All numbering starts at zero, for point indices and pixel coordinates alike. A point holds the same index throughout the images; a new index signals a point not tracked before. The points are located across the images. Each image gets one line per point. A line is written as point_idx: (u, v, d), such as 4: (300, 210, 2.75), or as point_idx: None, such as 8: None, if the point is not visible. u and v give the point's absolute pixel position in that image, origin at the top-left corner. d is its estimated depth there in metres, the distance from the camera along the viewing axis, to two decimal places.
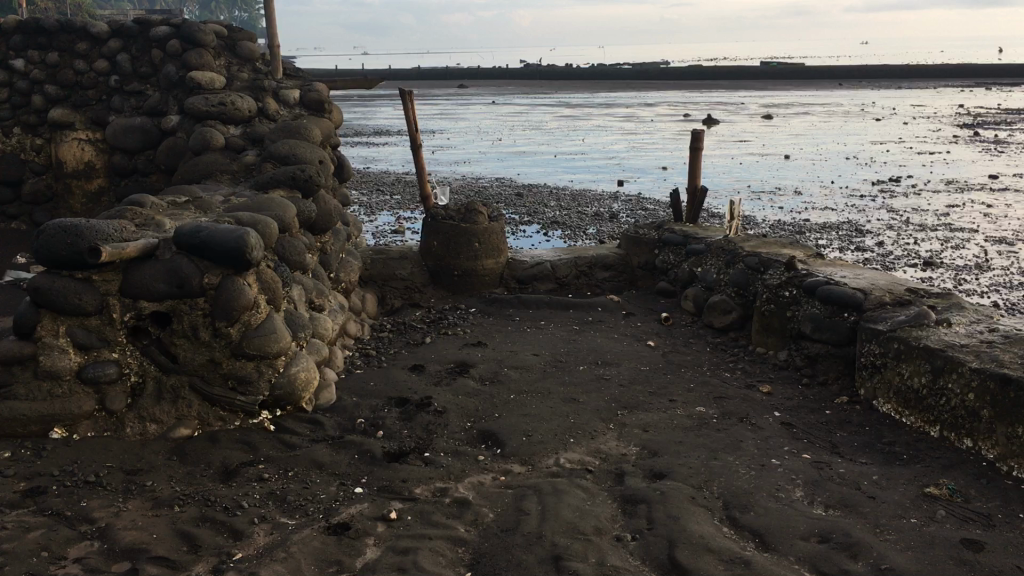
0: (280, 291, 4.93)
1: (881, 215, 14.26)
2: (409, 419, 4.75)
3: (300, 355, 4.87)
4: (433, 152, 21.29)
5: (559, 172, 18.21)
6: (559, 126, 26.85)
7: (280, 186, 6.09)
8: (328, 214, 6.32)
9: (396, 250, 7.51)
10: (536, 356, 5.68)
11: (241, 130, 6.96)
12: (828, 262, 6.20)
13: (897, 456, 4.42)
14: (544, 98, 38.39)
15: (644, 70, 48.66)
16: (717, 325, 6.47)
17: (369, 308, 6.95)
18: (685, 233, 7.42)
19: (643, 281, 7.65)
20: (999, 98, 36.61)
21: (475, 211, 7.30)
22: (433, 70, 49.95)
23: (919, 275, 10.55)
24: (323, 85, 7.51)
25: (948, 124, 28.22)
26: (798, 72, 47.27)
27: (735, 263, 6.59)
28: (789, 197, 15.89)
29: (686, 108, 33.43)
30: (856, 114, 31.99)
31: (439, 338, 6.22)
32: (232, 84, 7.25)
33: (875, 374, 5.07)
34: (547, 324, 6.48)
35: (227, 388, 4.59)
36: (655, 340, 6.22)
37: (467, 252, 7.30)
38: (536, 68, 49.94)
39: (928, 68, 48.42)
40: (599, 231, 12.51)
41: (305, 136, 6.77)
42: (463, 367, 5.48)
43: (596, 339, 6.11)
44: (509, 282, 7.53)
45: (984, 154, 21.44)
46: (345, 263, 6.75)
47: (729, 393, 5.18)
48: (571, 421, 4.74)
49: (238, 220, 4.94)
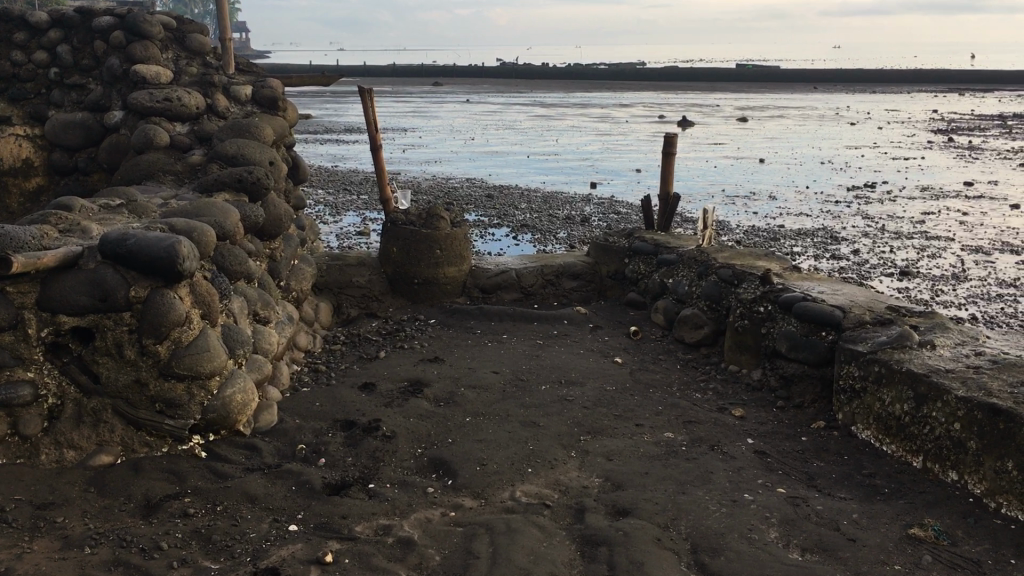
0: (217, 305, 4.53)
1: (856, 222, 14.05)
2: (355, 445, 4.39)
3: (236, 375, 4.49)
4: (404, 151, 20.90)
5: (530, 173, 17.90)
6: (532, 126, 26.52)
7: (226, 188, 5.69)
8: (277, 219, 5.94)
9: (353, 256, 7.14)
10: (496, 374, 5.34)
11: (189, 127, 6.58)
12: (805, 276, 5.91)
13: (878, 490, 4.11)
14: (518, 97, 38.05)
15: (621, 70, 48.49)
16: (688, 341, 6.16)
17: (322, 318, 6.58)
18: (656, 242, 7.11)
19: (612, 291, 7.33)
20: (971, 105, 36.74)
21: (437, 217, 6.93)
22: (407, 67, 49.51)
23: (896, 285, 10.31)
24: (278, 81, 7.14)
25: (922, 130, 28.16)
26: (773, 76, 47.23)
27: (708, 275, 6.28)
28: (763, 202, 15.66)
29: (661, 110, 33.20)
30: (832, 117, 31.93)
31: (394, 352, 5.86)
32: (179, 79, 6.85)
33: (854, 399, 4.76)
34: (510, 338, 6.14)
35: (155, 411, 4.21)
36: (623, 357, 5.90)
37: (428, 259, 6.93)
38: (511, 67, 49.58)
39: (902, 73, 48.59)
40: (570, 235, 12.21)
41: (256, 135, 6.38)
42: (418, 386, 5.13)
43: (560, 355, 5.78)
44: (472, 291, 7.18)
45: (958, 161, 21.33)
46: (297, 270, 6.38)
47: (700, 417, 4.86)
48: (530, 448, 4.40)
49: (171, 227, 4.53)
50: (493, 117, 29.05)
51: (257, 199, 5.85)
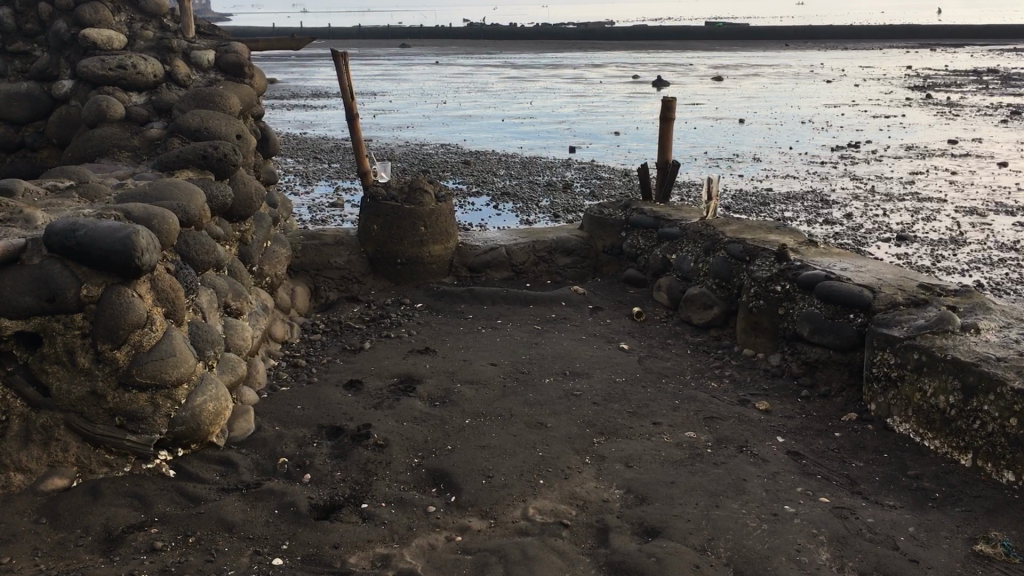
0: (182, 301, 4.01)
1: (845, 184, 13.67)
2: (343, 457, 3.91)
3: (207, 380, 3.97)
4: (375, 115, 20.24)
5: (507, 137, 17.33)
6: (505, 88, 25.86)
7: (190, 166, 5.15)
8: (246, 199, 5.41)
9: (330, 234, 6.62)
10: (494, 367, 4.87)
11: (146, 97, 6.00)
12: (823, 252, 5.47)
13: (929, 496, 3.70)
14: (488, 58, 37.27)
15: (591, 30, 47.60)
16: (697, 322, 5.73)
17: (299, 304, 6.09)
18: (656, 214, 6.64)
19: (608, 266, 6.87)
20: (946, 60, 36.45)
21: (421, 190, 6.40)
22: (373, 29, 48.34)
23: (894, 251, 9.94)
24: (244, 45, 6.54)
25: (900, 86, 27.80)
26: (746, 34, 46.66)
27: (716, 251, 5.83)
28: (748, 164, 15.24)
29: (635, 69, 32.52)
30: (808, 75, 31.46)
31: (379, 342, 5.37)
32: (133, 43, 6.23)
33: (890, 389, 4.35)
34: (505, 323, 5.67)
35: (114, 426, 3.69)
36: (628, 342, 5.45)
37: (412, 237, 6.42)
38: (481, 26, 48.63)
39: (874, 29, 48.16)
40: (553, 203, 11.71)
41: (221, 105, 5.82)
42: (409, 383, 4.65)
43: (561, 342, 5.31)
44: (459, 270, 6.69)
45: (939, 118, 20.98)
46: (271, 253, 5.86)
47: (722, 411, 4.43)
48: (539, 455, 3.95)
49: (127, 213, 3.99)
50: (465, 79, 28.35)
51: (225, 177, 5.30)
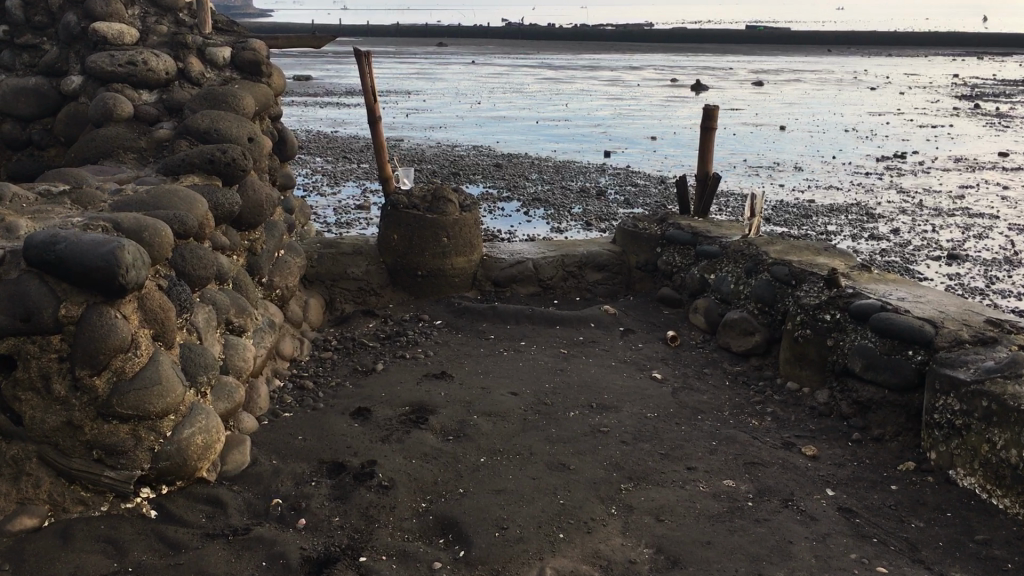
0: (173, 322, 3.66)
1: (891, 196, 13.14)
2: (344, 499, 3.54)
3: (198, 411, 3.62)
4: (407, 115, 19.93)
5: (540, 140, 16.94)
6: (540, 89, 25.45)
7: (196, 171, 4.82)
8: (255, 206, 5.07)
9: (348, 242, 6.27)
10: (515, 397, 4.49)
11: (157, 95, 5.67)
12: (877, 278, 5.03)
13: (1001, 567, 3.27)
14: (524, 59, 36.85)
15: (628, 31, 47.04)
16: (736, 349, 5.31)
17: (312, 318, 5.74)
18: (694, 229, 6.21)
19: (642, 284, 6.46)
20: (993, 69, 35.52)
21: (444, 199, 6.04)
22: (410, 27, 48.14)
23: (945, 270, 9.44)
24: (262, 42, 6.20)
25: (946, 95, 27.04)
26: (788, 38, 45.87)
27: (760, 273, 5.41)
28: (789, 173, 14.73)
29: (674, 72, 31.97)
30: (850, 82, 30.77)
31: (393, 363, 5.01)
32: (146, 38, 5.91)
33: (953, 438, 3.91)
34: (528, 345, 5.28)
35: (91, 460, 3.35)
36: (662, 371, 5.03)
37: (433, 249, 6.05)
38: (519, 26, 48.25)
39: (918, 36, 47.14)
40: (585, 210, 11.30)
41: (234, 106, 5.47)
42: (422, 413, 4.27)
43: (589, 370, 4.91)
44: (483, 284, 6.32)
45: (988, 129, 20.28)
46: (283, 264, 5.51)
47: (765, 457, 4.01)
48: (560, 503, 3.56)
49: (116, 224, 3.64)
50: (500, 80, 27.97)
51: (233, 183, 4.97)
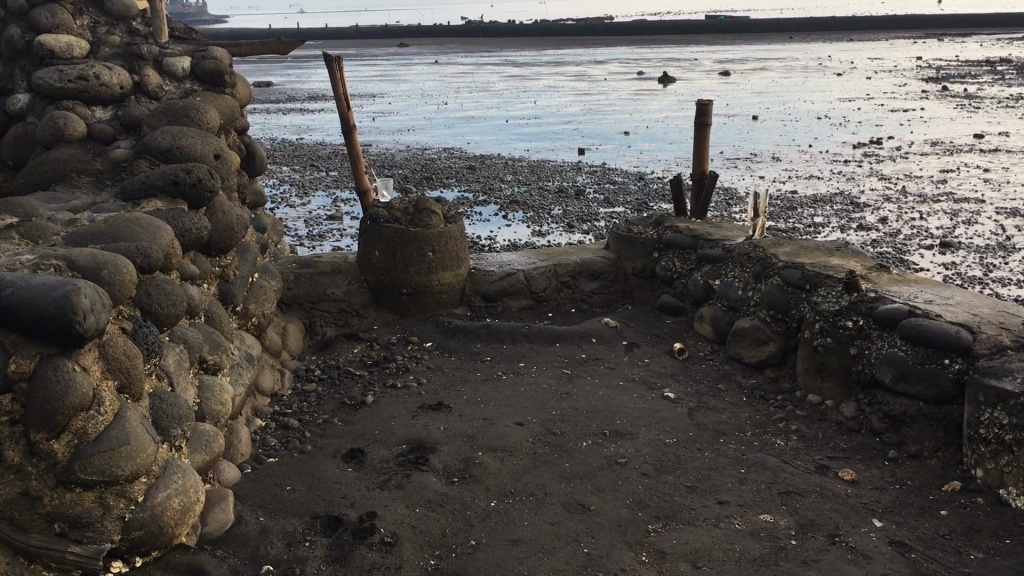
0: (140, 370, 3.26)
1: (873, 184, 12.91)
2: (343, 561, 3.16)
3: (172, 470, 3.22)
4: (374, 118, 19.48)
5: (512, 139, 16.56)
6: (507, 87, 25.05)
7: (159, 195, 4.40)
8: (225, 229, 4.66)
9: (326, 261, 5.88)
10: (521, 428, 4.11)
11: (112, 111, 5.23)
12: (898, 279, 4.71)
13: None
14: (487, 56, 36.38)
15: (590, 25, 46.72)
16: (749, 361, 4.97)
17: (291, 345, 5.35)
18: (693, 232, 5.87)
19: (640, 291, 6.12)
20: (956, 50, 35.60)
21: (428, 211, 5.65)
22: (370, 29, 47.52)
23: (939, 259, 9.19)
24: (224, 50, 5.77)
25: (913, 78, 26.95)
26: (750, 26, 45.78)
27: (769, 278, 5.08)
28: (767, 164, 14.48)
29: (640, 65, 31.70)
30: (816, 69, 30.69)
31: (383, 394, 4.62)
32: (98, 50, 5.47)
33: (1002, 455, 3.58)
34: (528, 366, 4.91)
35: (53, 534, 2.92)
36: (674, 390, 4.68)
37: (418, 264, 5.66)
38: (480, 24, 47.77)
39: (878, 20, 47.24)
40: (566, 211, 10.94)
41: (198, 120, 5.04)
42: (421, 452, 3.88)
43: (596, 392, 4.55)
44: (472, 300, 5.95)
45: (960, 111, 20.16)
46: (257, 290, 5.10)
47: (802, 485, 3.67)
48: (585, 553, 3.19)
49: (70, 262, 3.22)
50: (464, 79, 27.53)
51: (201, 206, 4.55)
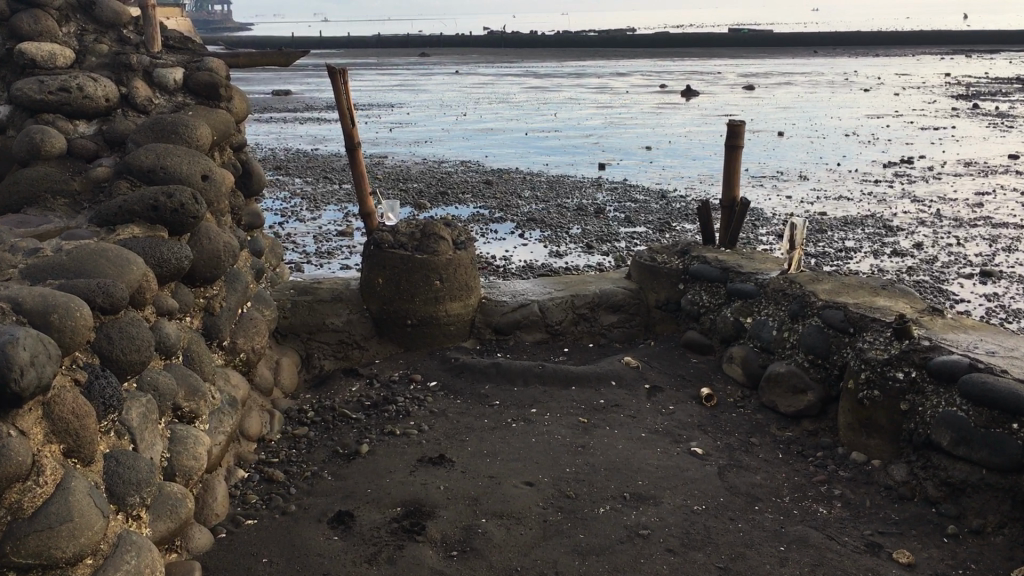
0: (93, 430, 2.83)
1: (906, 206, 12.39)
2: None
3: (125, 546, 2.83)
4: (391, 129, 19.09)
5: (530, 153, 16.13)
6: (528, 99, 24.62)
7: (136, 221, 3.99)
8: (211, 258, 4.24)
9: (327, 287, 5.46)
10: (530, 489, 3.67)
11: (97, 126, 4.85)
12: (953, 325, 4.24)
13: None
14: (508, 67, 35.96)
15: (611, 37, 46.24)
16: (785, 411, 4.51)
17: (284, 382, 4.93)
18: (723, 263, 5.42)
19: (663, 325, 5.67)
20: (984, 67, 34.92)
21: (436, 236, 5.21)
22: (391, 38, 47.24)
23: (980, 289, 8.68)
24: (220, 61, 5.37)
25: (942, 96, 26.31)
26: (775, 39, 45.17)
27: (808, 319, 4.61)
28: (795, 183, 13.98)
29: (663, 78, 31.26)
30: (843, 84, 30.09)
31: (379, 443, 4.18)
32: (83, 60, 5.08)
33: None
34: (541, 412, 4.47)
35: None
36: (702, 443, 4.22)
37: (423, 294, 5.23)
38: (502, 35, 47.43)
39: (904, 35, 46.51)
40: (585, 230, 10.49)
41: (187, 137, 4.64)
42: (417, 518, 3.44)
43: (615, 446, 4.10)
44: (482, 332, 5.50)
45: (992, 130, 19.57)
46: (248, 322, 4.68)
47: (851, 570, 3.21)
48: None
49: (15, 305, 2.80)
50: (484, 89, 27.14)
51: (183, 233, 4.14)
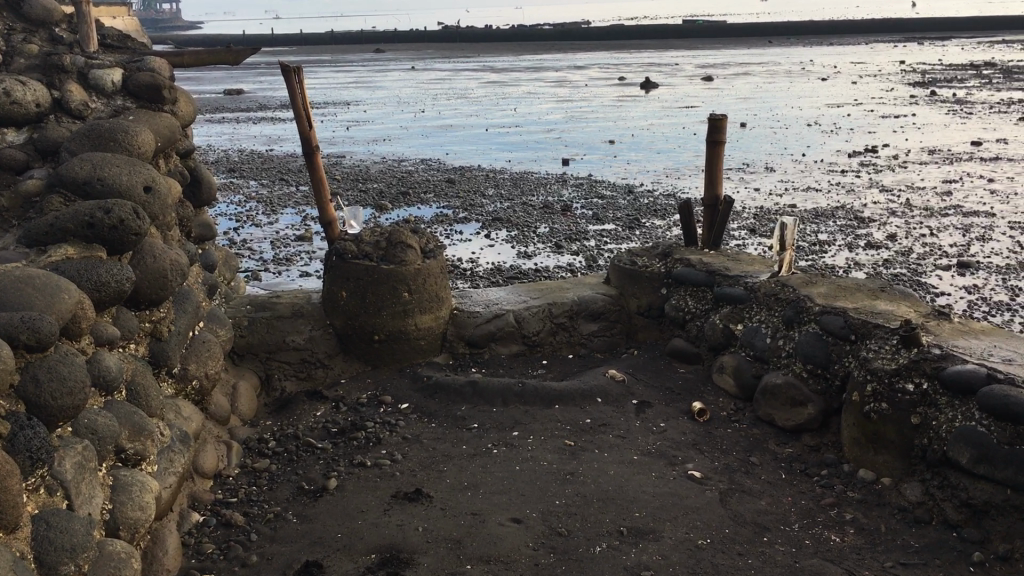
0: (19, 492, 2.44)
1: (874, 196, 12.23)
2: None
3: None
4: (348, 128, 18.62)
5: (492, 149, 15.78)
6: (486, 94, 24.23)
7: (70, 240, 3.57)
8: (156, 278, 3.84)
9: (287, 302, 5.07)
10: (518, 527, 3.34)
11: (28, 134, 4.42)
12: (961, 330, 3.97)
13: None
14: (465, 62, 35.46)
15: (566, 30, 45.93)
16: (784, 425, 4.22)
17: (241, 409, 4.55)
18: (708, 266, 5.11)
19: (646, 332, 5.36)
20: (938, 54, 35.11)
21: (403, 245, 4.83)
22: (345, 35, 46.52)
23: (959, 282, 8.48)
24: (163, 60, 4.95)
25: (899, 83, 26.33)
26: (731, 30, 45.16)
27: (806, 326, 4.31)
28: (762, 175, 13.77)
29: (621, 71, 31.04)
30: (801, 73, 30.06)
31: (348, 476, 3.82)
32: (11, 61, 4.64)
33: None
34: (523, 435, 4.13)
35: None
36: (699, 465, 3.91)
37: (391, 307, 4.87)
38: (457, 29, 46.92)
39: (855, 23, 46.73)
40: (552, 229, 10.17)
41: (127, 144, 4.23)
42: (395, 567, 3.10)
43: (606, 471, 3.78)
44: (454, 346, 5.15)
45: (952, 117, 19.56)
46: (200, 345, 4.28)
47: None
48: None
49: None
50: (441, 85, 26.71)
51: (124, 252, 3.74)
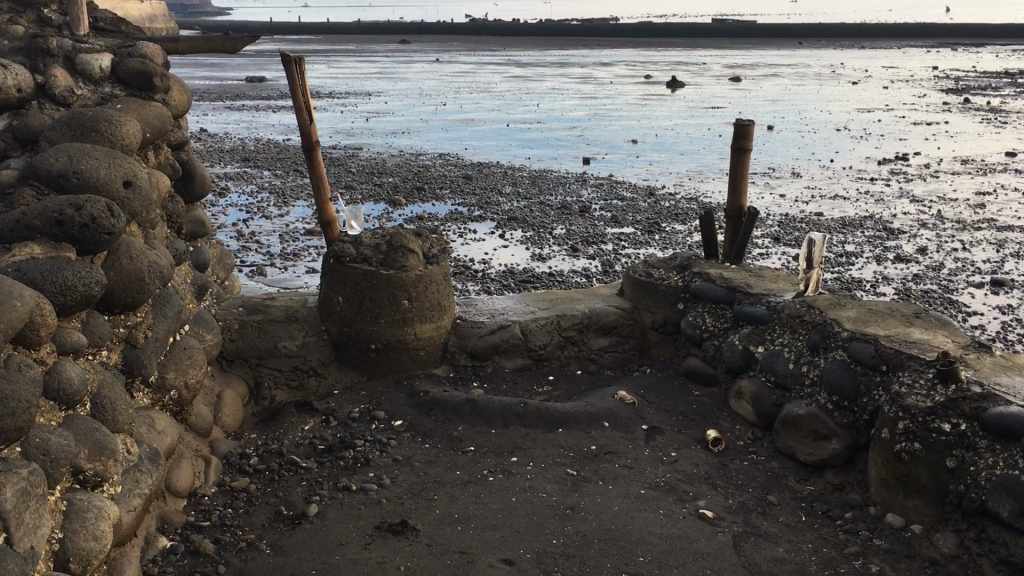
0: None
1: (904, 206, 11.84)
2: None
3: None
4: (367, 119, 18.35)
5: (512, 145, 15.46)
6: (510, 88, 23.89)
7: (37, 238, 3.28)
8: (132, 280, 3.56)
9: (281, 305, 4.79)
10: (510, 570, 3.05)
11: (8, 120, 4.15)
12: (1004, 365, 3.63)
13: None
14: (490, 56, 35.10)
15: (593, 25, 45.44)
16: (805, 460, 3.90)
17: (225, 420, 4.28)
18: (730, 281, 4.79)
19: (660, 349, 5.05)
20: (973, 61, 34.42)
21: (404, 250, 4.54)
22: (371, 25, 46.27)
23: (994, 300, 8.10)
24: (156, 45, 4.65)
25: (931, 89, 25.76)
26: (760, 30, 44.54)
27: (833, 353, 3.99)
28: (788, 180, 13.40)
29: (648, 69, 30.62)
30: (831, 76, 29.51)
31: (331, 501, 3.54)
32: None
33: None
34: (522, 462, 3.83)
35: None
36: (712, 502, 3.60)
37: (389, 315, 4.58)
38: (483, 22, 46.57)
39: (886, 27, 46.00)
40: (569, 231, 9.85)
41: (111, 135, 3.95)
42: None
43: (610, 506, 3.48)
44: (456, 358, 4.85)
45: (986, 126, 19.06)
46: (181, 351, 4.00)
47: None
48: None
49: None
50: (465, 78, 26.38)
51: (97, 251, 3.46)
